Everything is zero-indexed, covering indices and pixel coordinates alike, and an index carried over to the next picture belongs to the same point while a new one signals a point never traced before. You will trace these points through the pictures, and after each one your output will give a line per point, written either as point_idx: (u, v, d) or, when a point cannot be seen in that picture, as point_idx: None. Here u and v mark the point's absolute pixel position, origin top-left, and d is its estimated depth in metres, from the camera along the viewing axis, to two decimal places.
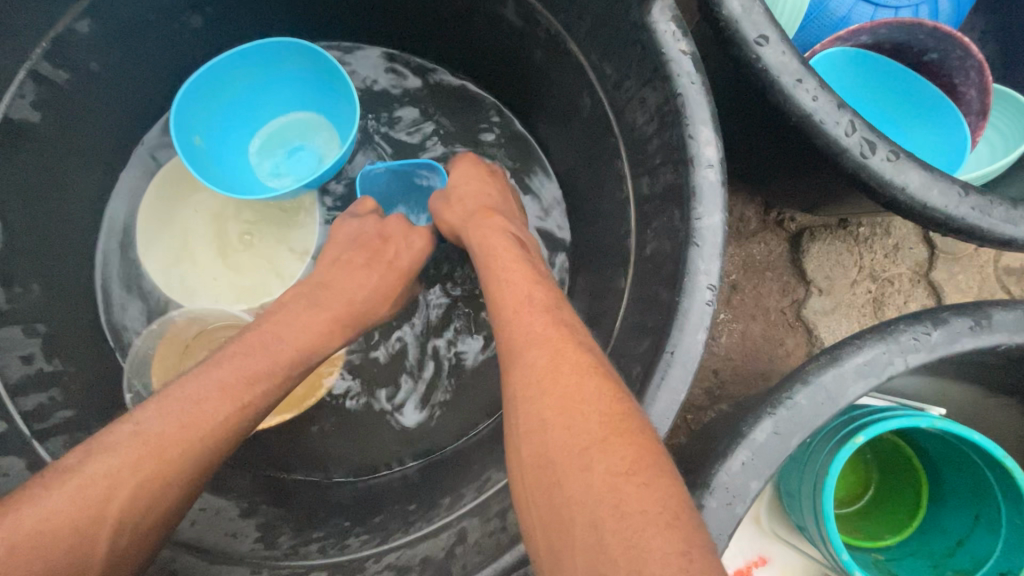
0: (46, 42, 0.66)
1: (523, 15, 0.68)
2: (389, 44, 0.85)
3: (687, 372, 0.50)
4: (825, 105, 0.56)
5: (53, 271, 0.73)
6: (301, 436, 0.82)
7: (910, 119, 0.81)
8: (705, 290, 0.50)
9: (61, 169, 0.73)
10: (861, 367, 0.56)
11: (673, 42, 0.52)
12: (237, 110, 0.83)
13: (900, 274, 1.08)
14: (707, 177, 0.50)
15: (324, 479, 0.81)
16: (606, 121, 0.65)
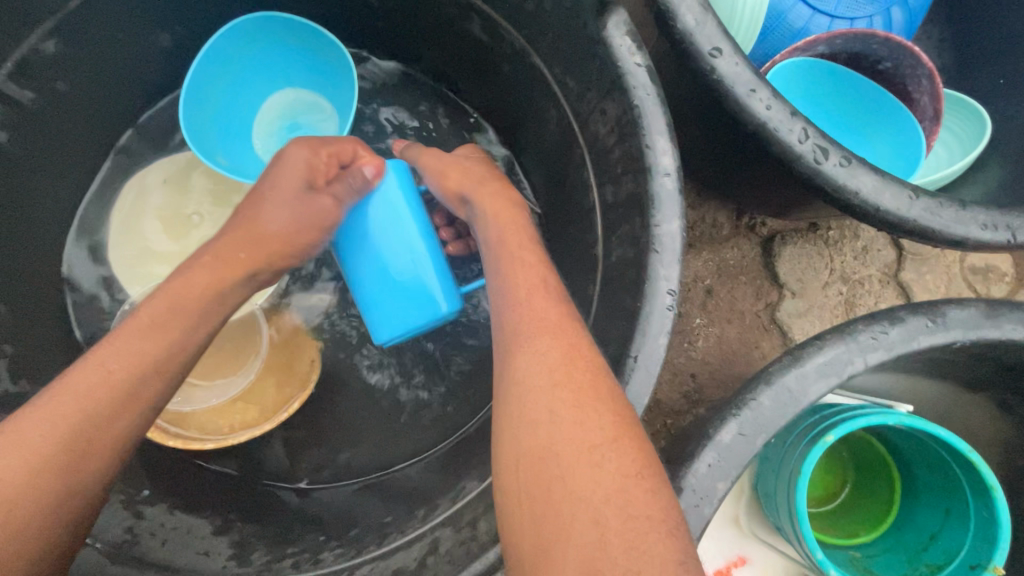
0: (11, 63, 0.65)
1: (489, 31, 0.69)
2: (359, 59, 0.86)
3: (651, 376, 0.51)
4: (779, 114, 0.58)
5: (20, 290, 0.72)
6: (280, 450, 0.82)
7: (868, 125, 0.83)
8: (666, 295, 0.51)
9: (29, 188, 0.73)
10: (823, 366, 0.58)
11: (629, 56, 0.53)
12: (230, 95, 0.83)
13: (870, 276, 1.11)
14: (665, 185, 0.52)
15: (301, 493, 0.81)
16: (572, 132, 0.66)
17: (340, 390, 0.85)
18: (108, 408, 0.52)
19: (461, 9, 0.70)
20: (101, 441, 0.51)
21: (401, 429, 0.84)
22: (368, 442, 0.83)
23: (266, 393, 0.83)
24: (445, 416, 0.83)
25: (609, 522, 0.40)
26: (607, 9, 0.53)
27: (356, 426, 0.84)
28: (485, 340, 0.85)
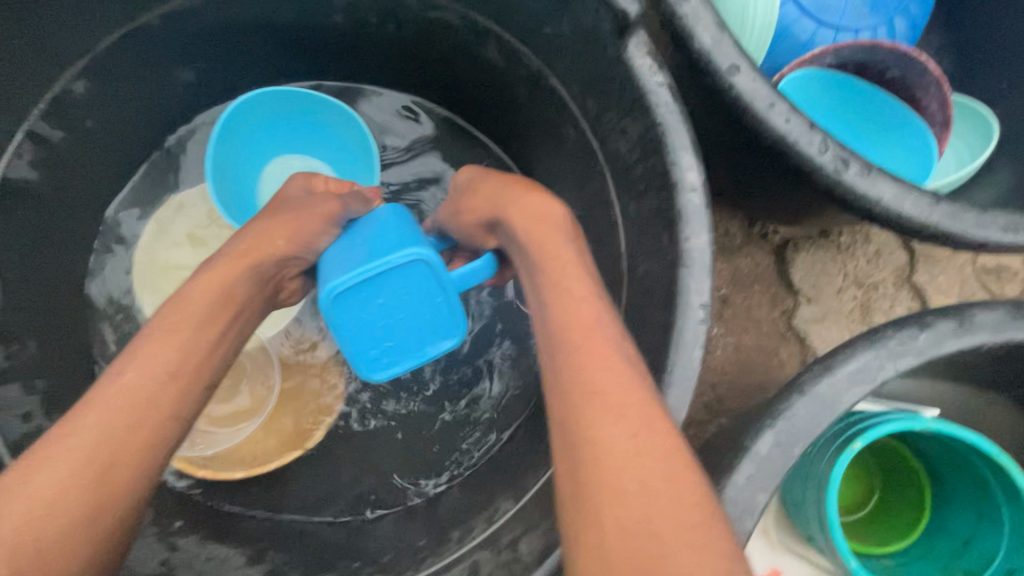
0: (44, 103, 0.68)
1: (506, 55, 0.71)
2: (374, 86, 0.88)
3: (687, 389, 0.51)
4: (797, 127, 0.59)
5: (51, 325, 0.73)
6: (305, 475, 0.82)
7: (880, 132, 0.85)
8: (699, 309, 0.52)
9: (58, 224, 0.74)
10: (854, 374, 0.58)
11: (650, 75, 0.54)
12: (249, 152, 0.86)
13: (884, 279, 1.12)
14: (692, 200, 0.53)
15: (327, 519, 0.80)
16: (592, 151, 0.67)
17: (364, 413, 0.85)
18: (150, 440, 0.52)
19: (478, 35, 0.71)
20: (146, 474, 0.51)
21: (427, 450, 0.83)
22: (394, 465, 0.83)
23: (291, 421, 0.83)
24: (470, 436, 0.83)
25: (665, 539, 0.40)
26: (628, 32, 0.54)
27: (381, 449, 0.84)
28: (507, 358, 0.85)
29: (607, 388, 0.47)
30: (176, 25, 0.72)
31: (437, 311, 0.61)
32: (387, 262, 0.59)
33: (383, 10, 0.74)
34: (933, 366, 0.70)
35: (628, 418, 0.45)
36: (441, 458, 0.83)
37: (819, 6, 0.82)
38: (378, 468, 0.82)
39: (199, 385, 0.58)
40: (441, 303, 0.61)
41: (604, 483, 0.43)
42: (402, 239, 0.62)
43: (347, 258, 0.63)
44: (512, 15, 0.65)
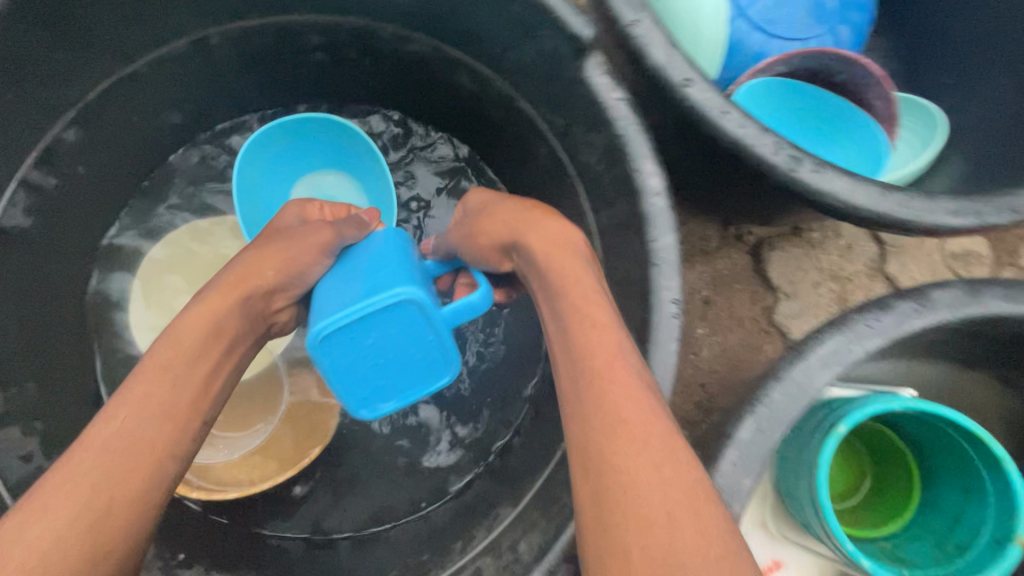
0: (36, 152, 0.70)
1: (477, 82, 0.75)
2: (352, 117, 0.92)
3: (668, 381, 0.54)
4: (751, 131, 0.63)
5: (47, 367, 0.74)
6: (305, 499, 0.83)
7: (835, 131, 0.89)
8: (670, 305, 0.55)
9: (52, 268, 0.76)
10: (825, 357, 0.61)
11: (609, 92, 0.58)
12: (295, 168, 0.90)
13: (857, 271, 1.16)
14: (656, 204, 0.56)
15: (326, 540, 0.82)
16: (564, 165, 0.71)
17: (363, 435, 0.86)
18: (156, 469, 0.54)
19: (449, 64, 0.75)
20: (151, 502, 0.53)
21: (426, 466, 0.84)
22: (394, 484, 0.84)
23: (291, 443, 0.84)
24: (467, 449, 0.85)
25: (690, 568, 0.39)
26: (585, 54, 0.58)
27: (381, 469, 0.85)
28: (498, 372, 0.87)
29: (631, 418, 0.47)
30: (162, 72, 0.75)
31: (426, 350, 0.63)
32: (377, 302, 0.60)
33: (358, 48, 0.79)
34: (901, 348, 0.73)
35: (640, 433, 0.46)
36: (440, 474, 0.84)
37: (766, 19, 0.88)
38: (379, 488, 0.84)
39: (201, 414, 0.60)
40: (431, 342, 0.62)
41: (628, 511, 0.43)
42: (397, 277, 0.62)
43: (337, 296, 0.63)
44: (481, 44, 0.69)
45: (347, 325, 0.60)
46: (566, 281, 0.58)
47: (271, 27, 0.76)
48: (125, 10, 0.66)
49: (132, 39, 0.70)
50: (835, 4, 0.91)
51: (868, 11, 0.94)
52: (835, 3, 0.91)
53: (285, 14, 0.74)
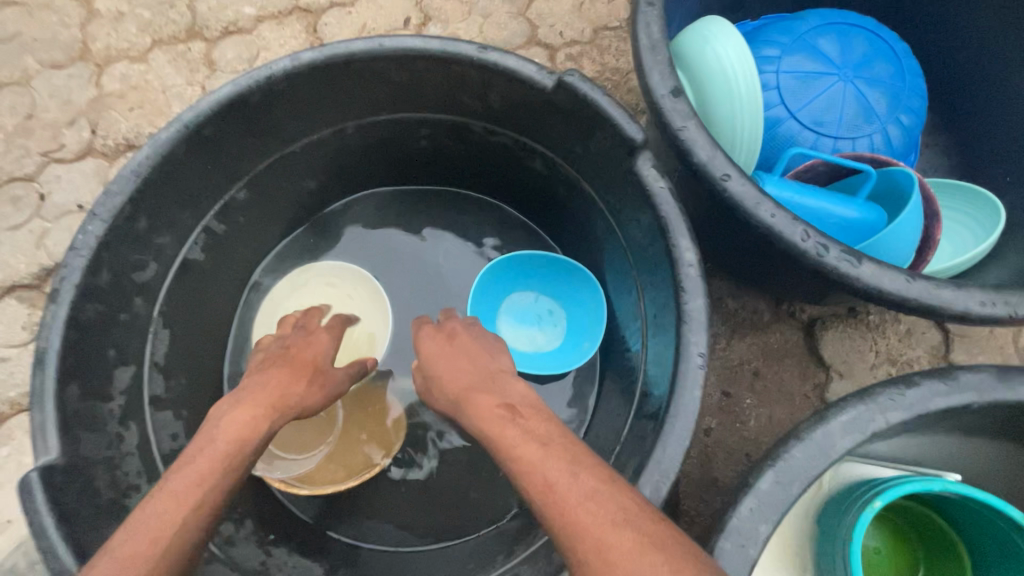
0: (218, 206, 0.90)
1: (549, 166, 0.91)
2: (434, 181, 1.06)
3: (689, 424, 0.61)
4: (781, 220, 0.73)
5: (196, 368, 0.91)
6: (364, 503, 0.93)
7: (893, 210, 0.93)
8: (697, 356, 0.63)
9: (212, 288, 0.94)
10: (846, 424, 0.65)
11: (655, 182, 0.71)
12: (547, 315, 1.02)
13: (919, 357, 1.17)
14: (688, 272, 0.66)
15: (377, 526, 0.92)
16: (617, 239, 0.85)
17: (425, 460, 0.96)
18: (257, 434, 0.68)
19: (527, 152, 0.92)
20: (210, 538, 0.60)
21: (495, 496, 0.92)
22: (440, 512, 0.93)
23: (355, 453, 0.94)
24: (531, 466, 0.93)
25: None
26: (637, 153, 0.72)
27: (434, 496, 0.94)
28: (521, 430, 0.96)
29: None
30: (309, 151, 0.94)
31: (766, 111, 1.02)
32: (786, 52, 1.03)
33: (455, 138, 0.96)
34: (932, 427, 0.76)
35: None
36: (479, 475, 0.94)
37: (816, 120, 1.01)
38: (444, 514, 0.93)
39: (301, 400, 0.76)
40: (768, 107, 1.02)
41: None
42: (807, 73, 1.01)
43: (821, 91, 1.01)
44: (556, 141, 0.85)
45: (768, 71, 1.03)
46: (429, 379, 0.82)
47: (391, 121, 0.93)
48: (294, 108, 0.86)
49: (292, 129, 0.89)
50: (885, 108, 1.02)
51: (919, 115, 1.05)
52: (886, 105, 1.02)
53: (402, 112, 0.92)
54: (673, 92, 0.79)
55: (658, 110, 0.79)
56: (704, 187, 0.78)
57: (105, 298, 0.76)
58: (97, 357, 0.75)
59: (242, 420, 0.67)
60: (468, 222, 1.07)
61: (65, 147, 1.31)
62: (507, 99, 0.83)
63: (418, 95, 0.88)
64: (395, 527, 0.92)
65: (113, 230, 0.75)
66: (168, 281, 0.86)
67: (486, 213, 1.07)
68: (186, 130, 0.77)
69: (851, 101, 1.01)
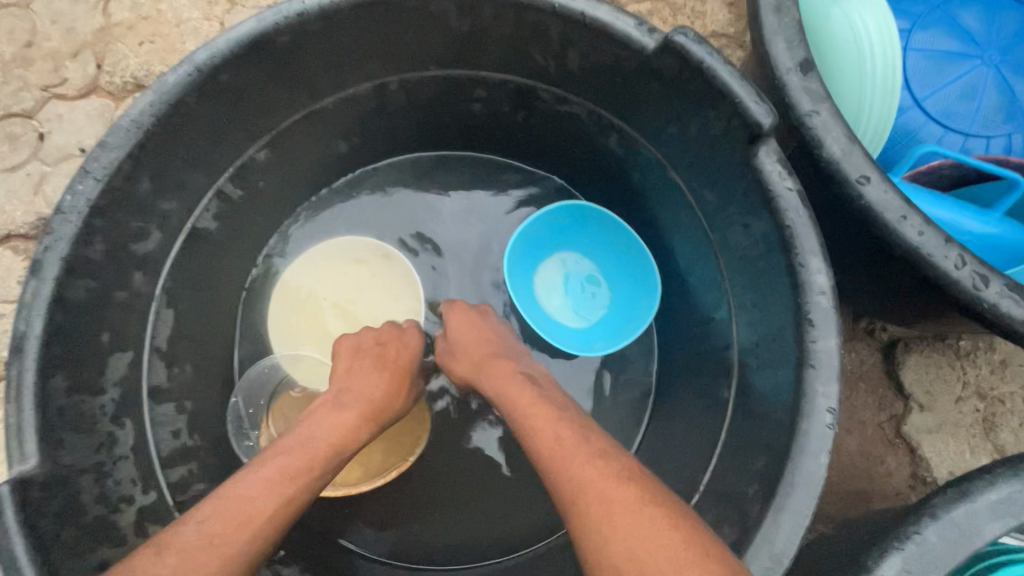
0: (233, 168, 0.77)
1: (626, 146, 0.76)
2: (479, 149, 0.91)
3: (810, 498, 0.49)
4: (931, 240, 0.58)
5: (203, 354, 0.80)
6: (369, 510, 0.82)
7: None
8: (825, 413, 0.50)
9: (223, 262, 0.82)
10: (996, 504, 0.53)
11: (780, 181, 0.56)
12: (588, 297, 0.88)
13: (1012, 393, 0.98)
14: (818, 302, 0.53)
15: (388, 540, 0.81)
16: (707, 240, 0.70)
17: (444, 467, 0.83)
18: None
19: (602, 126, 0.77)
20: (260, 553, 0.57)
21: (532, 518, 0.81)
22: (460, 530, 0.81)
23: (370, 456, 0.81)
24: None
25: None
26: (760, 142, 0.57)
27: (462, 519, 0.82)
28: None
29: None
30: (342, 108, 0.79)
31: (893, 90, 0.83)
32: (924, 20, 0.84)
33: (516, 103, 0.80)
34: None
35: None
36: (509, 495, 0.82)
37: (946, 112, 0.83)
38: (476, 537, 0.81)
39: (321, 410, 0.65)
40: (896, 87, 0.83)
41: None
42: (946, 50, 0.83)
43: (959, 74, 0.83)
44: (647, 115, 0.70)
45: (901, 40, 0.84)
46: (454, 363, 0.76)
47: (442, 79, 0.78)
48: (327, 55, 0.70)
49: (324, 80, 0.74)
50: None
51: None
52: None
53: (457, 67, 0.76)
54: (803, 65, 0.62)
55: (781, 88, 0.63)
56: (831, 190, 0.63)
57: (100, 275, 0.64)
58: (89, 344, 0.64)
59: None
60: (513, 200, 0.91)
61: (67, 82, 1.17)
62: (590, 59, 0.67)
63: (478, 48, 0.72)
64: (408, 543, 0.81)
65: (109, 193, 0.62)
66: (174, 253, 0.74)
67: (535, 193, 0.92)
68: (198, 73, 0.63)
69: (992, 92, 0.83)
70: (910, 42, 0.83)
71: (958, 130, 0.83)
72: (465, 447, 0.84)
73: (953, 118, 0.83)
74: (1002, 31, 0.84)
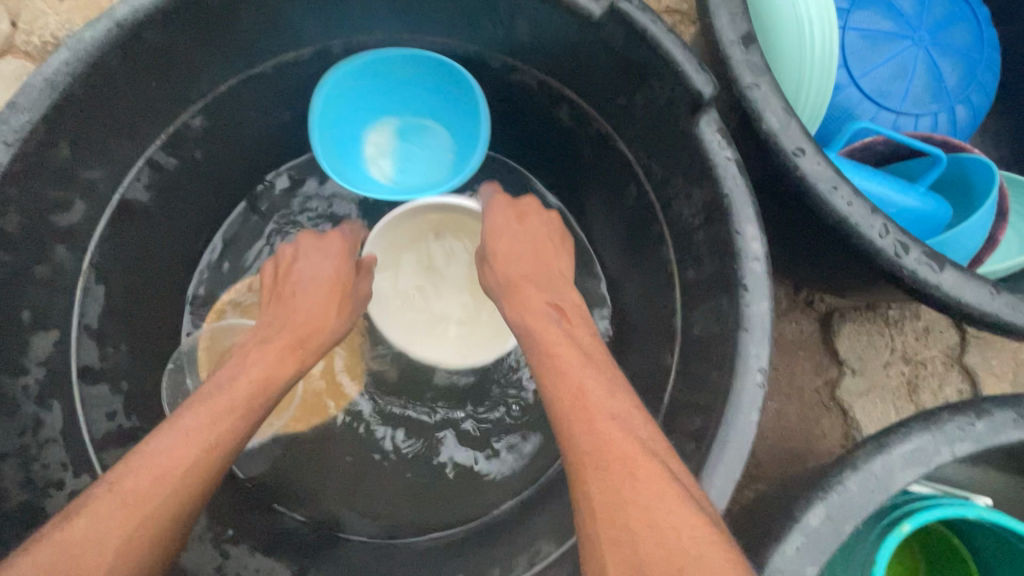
0: (165, 135, 0.72)
1: (577, 118, 0.76)
2: None
3: (742, 453, 0.52)
4: (859, 210, 0.61)
5: (139, 333, 0.77)
6: (306, 469, 0.82)
7: (958, 205, 0.81)
8: (757, 373, 0.53)
9: (158, 237, 0.78)
10: (909, 455, 0.57)
11: (720, 151, 0.58)
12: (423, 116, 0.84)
13: (933, 357, 1.05)
14: (754, 268, 0.55)
15: (320, 504, 0.81)
16: (653, 211, 0.72)
17: (385, 432, 0.84)
18: (215, 441, 0.56)
19: (552, 98, 0.76)
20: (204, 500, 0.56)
21: (485, 488, 0.81)
22: (399, 495, 0.81)
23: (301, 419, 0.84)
24: (533, 451, 0.82)
25: None
26: (701, 111, 0.58)
27: (415, 488, 0.82)
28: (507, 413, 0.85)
29: None
30: (284, 74, 0.76)
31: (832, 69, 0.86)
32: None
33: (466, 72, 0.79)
34: (975, 462, 0.68)
35: None
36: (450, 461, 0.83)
37: (880, 91, 0.86)
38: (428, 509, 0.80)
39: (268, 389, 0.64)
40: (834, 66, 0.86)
41: None
42: (884, 30, 0.86)
43: (895, 52, 0.86)
44: (595, 87, 0.70)
45: (841, 19, 0.87)
46: (498, 251, 0.71)
47: (388, 44, 0.76)
48: (261, 12, 0.66)
49: (262, 42, 0.70)
50: (956, 83, 0.89)
51: (987, 96, 0.92)
52: (957, 80, 0.89)
53: (404, 33, 0.74)
54: (745, 38, 0.64)
55: (723, 61, 0.64)
56: (770, 164, 0.65)
57: (15, 248, 0.59)
58: (4, 321, 0.60)
59: (210, 413, 0.58)
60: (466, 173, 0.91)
61: None
62: (539, 27, 0.66)
63: (425, 13, 0.70)
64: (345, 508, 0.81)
65: (22, 159, 0.56)
66: (101, 226, 0.69)
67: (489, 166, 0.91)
68: (120, 29, 0.58)
69: (921, 73, 0.87)
70: (850, 20, 0.86)
71: (891, 107, 0.87)
72: (412, 416, 0.84)
73: (887, 96, 0.87)
74: (934, 14, 0.88)
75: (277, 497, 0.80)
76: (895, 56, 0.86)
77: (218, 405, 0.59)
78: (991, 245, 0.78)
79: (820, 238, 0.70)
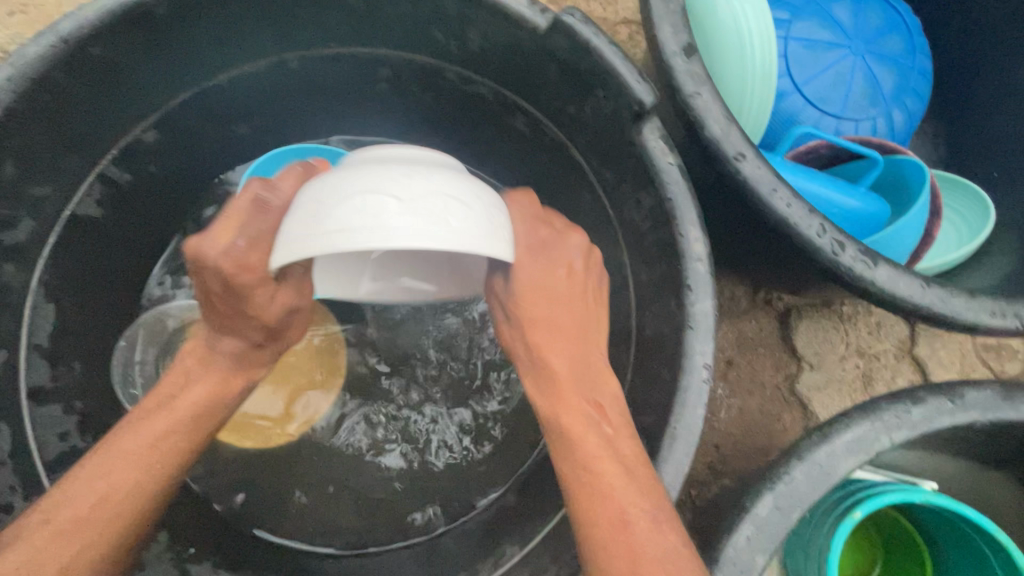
0: (116, 150, 0.71)
1: (532, 126, 0.78)
2: (390, 130, 0.90)
3: (690, 447, 0.54)
4: (798, 212, 0.64)
5: (92, 351, 0.75)
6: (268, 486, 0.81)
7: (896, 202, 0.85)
8: (702, 368, 0.55)
9: (111, 252, 0.77)
10: (851, 444, 0.60)
11: (662, 156, 0.60)
12: None
13: (886, 350, 1.10)
14: (698, 270, 0.57)
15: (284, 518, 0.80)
16: (607, 215, 0.74)
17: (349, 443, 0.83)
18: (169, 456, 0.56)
19: (507, 107, 0.78)
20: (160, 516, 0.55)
21: (452, 495, 0.81)
22: (365, 506, 0.81)
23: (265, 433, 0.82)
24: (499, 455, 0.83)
25: None
26: (644, 119, 0.61)
27: (380, 497, 0.81)
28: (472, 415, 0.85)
29: None
30: (238, 87, 0.76)
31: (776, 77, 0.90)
32: (802, 11, 0.91)
33: (422, 83, 0.80)
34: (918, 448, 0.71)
35: None
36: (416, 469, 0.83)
37: (821, 97, 0.90)
38: (393, 519, 0.80)
39: (223, 399, 0.63)
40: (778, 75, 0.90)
41: None
42: (823, 39, 0.90)
43: (834, 59, 0.90)
44: (546, 96, 0.72)
45: (783, 29, 0.91)
46: (531, 313, 0.59)
47: (342, 57, 0.76)
48: (210, 26, 0.66)
49: (213, 56, 0.70)
50: (891, 89, 0.94)
51: (921, 100, 0.98)
52: (892, 86, 0.94)
53: (358, 45, 0.75)
54: (686, 48, 0.66)
55: (666, 71, 0.67)
56: (714, 169, 0.68)
57: None
58: None
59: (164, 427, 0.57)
60: None
61: None
62: (488, 38, 0.68)
63: (375, 26, 0.71)
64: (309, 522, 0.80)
65: None
66: (51, 244, 0.68)
67: None
68: (65, 46, 0.58)
69: (859, 80, 0.92)
70: (790, 30, 0.90)
71: (833, 112, 0.91)
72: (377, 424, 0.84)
73: (828, 102, 0.91)
74: (868, 24, 0.93)
75: (239, 513, 0.79)
76: (834, 64, 0.90)
77: (173, 421, 0.58)
78: (926, 241, 0.83)
79: (765, 238, 0.73)
